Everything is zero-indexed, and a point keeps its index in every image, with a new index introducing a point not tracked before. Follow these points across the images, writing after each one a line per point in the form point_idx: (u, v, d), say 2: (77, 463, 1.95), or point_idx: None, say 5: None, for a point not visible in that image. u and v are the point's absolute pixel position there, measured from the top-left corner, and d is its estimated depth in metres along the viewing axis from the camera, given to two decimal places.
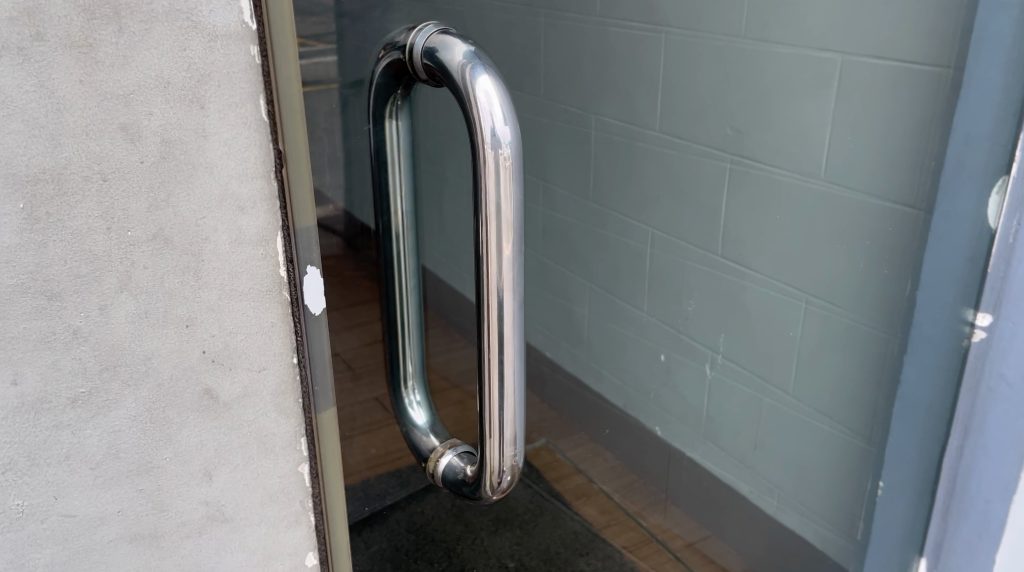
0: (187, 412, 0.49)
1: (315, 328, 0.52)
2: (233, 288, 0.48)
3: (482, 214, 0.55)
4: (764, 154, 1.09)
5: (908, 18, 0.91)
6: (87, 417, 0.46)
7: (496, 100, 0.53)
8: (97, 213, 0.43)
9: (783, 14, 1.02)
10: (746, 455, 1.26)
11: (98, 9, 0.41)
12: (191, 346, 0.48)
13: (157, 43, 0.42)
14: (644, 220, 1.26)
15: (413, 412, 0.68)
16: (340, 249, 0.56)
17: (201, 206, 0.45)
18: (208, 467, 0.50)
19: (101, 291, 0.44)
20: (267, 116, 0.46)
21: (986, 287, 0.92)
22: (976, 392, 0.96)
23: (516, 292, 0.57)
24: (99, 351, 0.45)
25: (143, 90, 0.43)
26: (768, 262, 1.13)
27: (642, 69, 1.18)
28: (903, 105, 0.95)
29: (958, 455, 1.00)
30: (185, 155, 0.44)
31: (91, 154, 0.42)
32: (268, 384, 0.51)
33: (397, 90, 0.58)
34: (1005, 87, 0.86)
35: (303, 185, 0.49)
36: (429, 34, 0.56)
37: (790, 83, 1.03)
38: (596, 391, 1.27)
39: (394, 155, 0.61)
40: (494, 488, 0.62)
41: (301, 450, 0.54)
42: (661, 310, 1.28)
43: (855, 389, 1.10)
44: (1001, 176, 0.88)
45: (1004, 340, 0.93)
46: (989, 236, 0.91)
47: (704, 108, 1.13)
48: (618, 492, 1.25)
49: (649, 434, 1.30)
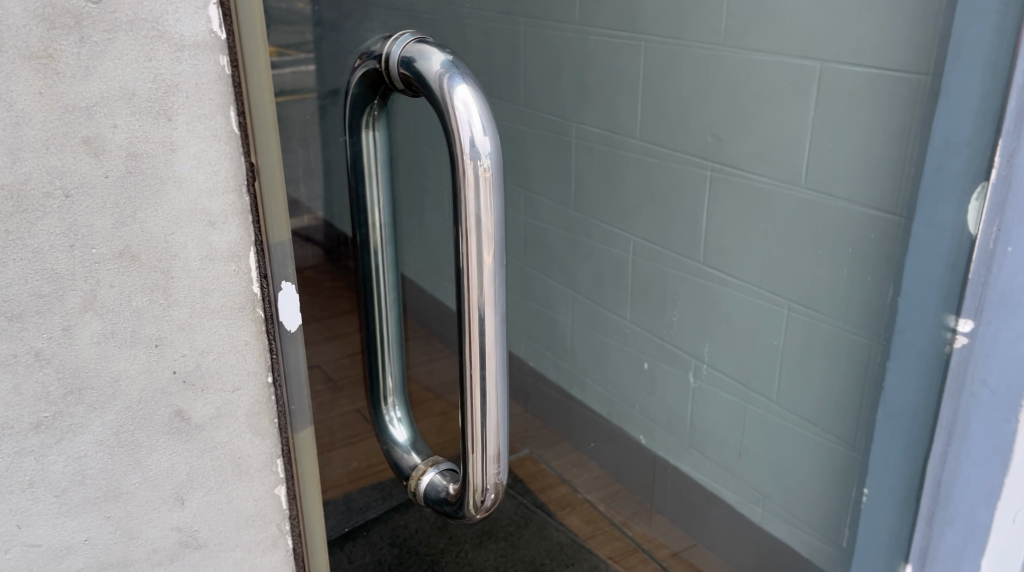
0: (156, 436, 0.47)
1: (291, 345, 0.51)
2: (205, 306, 0.46)
3: (462, 227, 0.54)
4: (749, 161, 1.05)
5: (889, 23, 0.90)
6: (51, 443, 0.44)
7: (476, 111, 0.52)
8: (60, 230, 0.42)
9: (763, 19, 0.99)
10: (730, 461, 1.20)
11: (58, 18, 0.39)
12: (160, 366, 0.46)
13: (121, 53, 0.41)
14: (626, 228, 1.18)
15: (395, 429, 0.66)
16: (317, 259, 0.55)
17: (170, 222, 0.44)
18: (180, 492, 0.49)
19: (65, 311, 0.43)
20: (238, 127, 0.45)
21: (968, 291, 0.94)
22: (959, 399, 0.99)
23: (497, 306, 0.56)
24: (63, 374, 0.44)
25: (107, 102, 0.41)
26: (752, 270, 1.10)
27: (623, 74, 1.10)
28: (881, 112, 0.94)
29: (943, 461, 1.03)
30: (153, 168, 0.43)
31: (52, 169, 0.41)
32: (242, 405, 0.49)
33: (373, 100, 0.56)
34: (983, 92, 0.87)
35: (276, 197, 0.47)
36: (405, 43, 0.54)
37: (769, 90, 1.01)
38: (580, 404, 1.15)
39: (371, 168, 0.58)
40: (477, 505, 0.61)
41: (277, 471, 0.52)
42: (645, 320, 1.21)
43: (846, 398, 1.08)
44: (981, 181, 0.90)
45: (987, 345, 0.95)
46: (970, 240, 0.92)
47: (687, 114, 1.08)
48: (603, 502, 1.14)
49: (632, 443, 1.20)
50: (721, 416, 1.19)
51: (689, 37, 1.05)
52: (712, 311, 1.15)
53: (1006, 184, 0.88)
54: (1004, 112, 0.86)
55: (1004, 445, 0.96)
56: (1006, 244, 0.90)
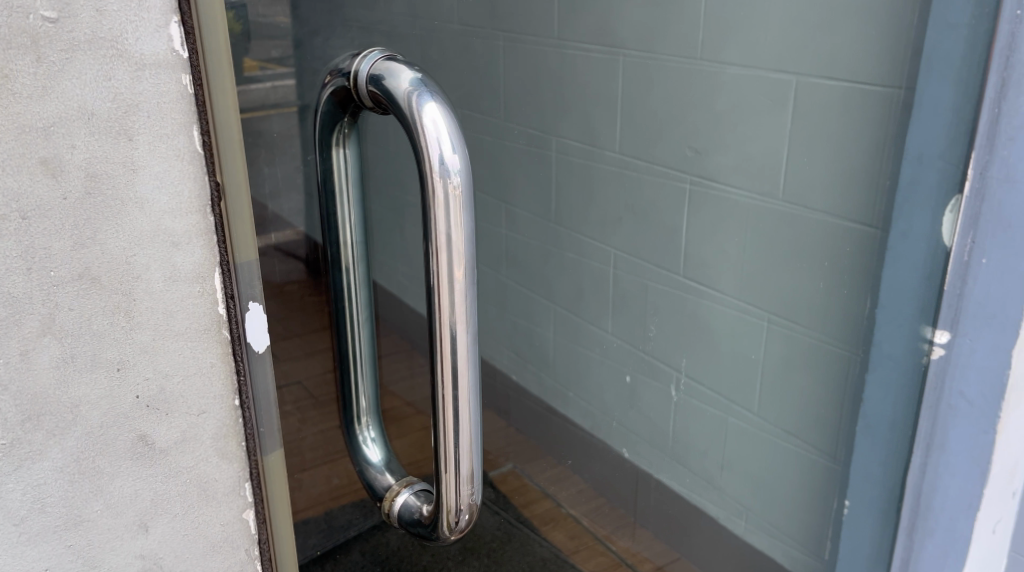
0: (119, 461, 0.47)
1: (259, 365, 0.51)
2: (168, 328, 0.46)
3: (433, 246, 0.53)
4: (728, 174, 1.00)
5: (866, 37, 0.90)
6: (9, 471, 0.44)
7: (445, 128, 0.52)
8: (17, 252, 0.41)
9: (736, 31, 0.94)
10: (712, 474, 1.15)
11: (14, 38, 0.38)
12: (123, 391, 0.45)
13: (79, 72, 0.40)
14: (606, 239, 1.01)
15: (368, 449, 0.63)
16: (302, 274, 0.55)
17: (132, 243, 0.44)
18: (144, 519, 0.48)
19: (21, 336, 0.42)
20: (203, 147, 0.45)
21: (943, 304, 1.03)
22: (938, 408, 1.06)
23: (469, 325, 0.56)
24: (21, 400, 0.43)
25: (65, 122, 0.40)
26: (733, 283, 1.05)
27: (598, 88, 0.94)
28: (850, 124, 0.94)
29: (922, 472, 1.10)
30: (113, 189, 0.42)
31: (8, 190, 0.40)
32: (208, 428, 0.49)
33: (343, 117, 0.55)
34: (956, 105, 0.94)
35: (243, 215, 0.47)
36: (374, 61, 0.53)
37: (743, 105, 0.96)
38: (563, 417, 0.97)
39: (341, 184, 0.56)
40: (451, 527, 0.60)
41: (245, 496, 0.52)
42: (625, 332, 1.06)
43: (827, 409, 1.08)
44: (954, 197, 0.98)
45: (961, 355, 1.04)
46: (944, 255, 1.00)
47: (660, 128, 0.99)
48: (588, 516, 1.03)
49: (618, 457, 1.08)
50: (702, 434, 1.13)
51: (661, 50, 0.96)
52: (696, 329, 1.08)
53: (979, 198, 0.97)
54: (977, 127, 0.94)
55: (983, 454, 1.06)
56: (980, 259, 0.99)
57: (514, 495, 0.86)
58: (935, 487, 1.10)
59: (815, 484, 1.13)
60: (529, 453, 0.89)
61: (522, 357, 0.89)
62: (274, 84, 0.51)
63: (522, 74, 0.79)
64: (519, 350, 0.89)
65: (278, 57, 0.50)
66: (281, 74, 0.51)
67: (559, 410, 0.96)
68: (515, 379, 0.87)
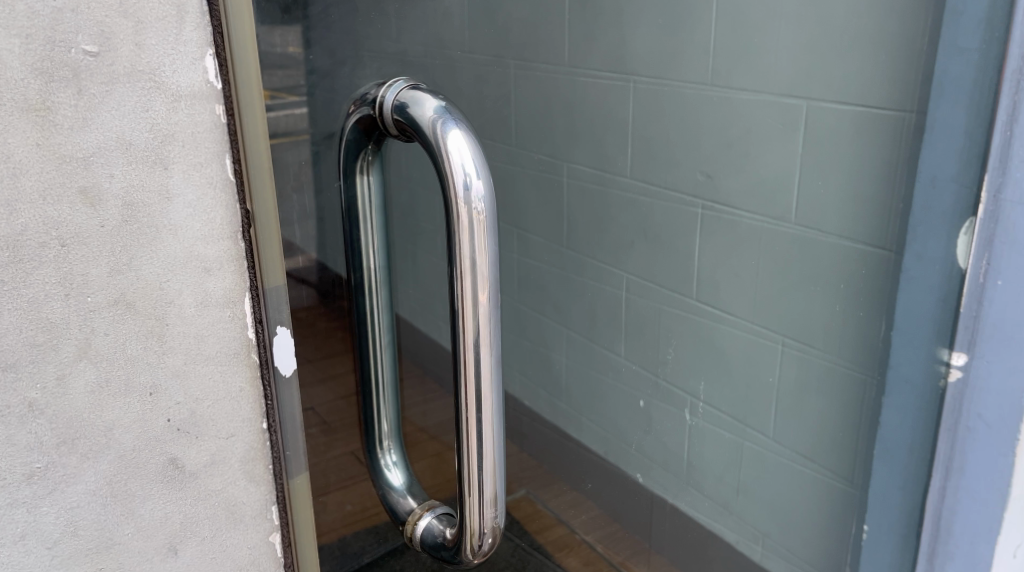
0: (150, 485, 0.48)
1: (286, 390, 0.53)
2: (199, 352, 0.48)
3: (457, 269, 0.55)
4: (739, 199, 1.01)
5: (875, 62, 0.91)
6: (44, 494, 0.45)
7: (469, 155, 0.53)
8: (55, 279, 0.43)
9: (745, 58, 0.95)
10: (729, 498, 1.14)
11: (57, 72, 0.41)
12: (155, 415, 0.47)
13: (118, 104, 0.42)
14: (618, 263, 1.00)
15: (390, 473, 0.63)
16: (312, 300, 0.55)
17: (165, 270, 0.45)
18: (173, 542, 0.50)
19: (59, 361, 0.44)
20: (234, 175, 0.47)
21: (960, 327, 1.00)
22: (956, 432, 1.04)
23: (493, 350, 0.57)
24: (57, 424, 0.45)
25: (104, 152, 0.42)
26: (746, 307, 1.06)
27: (610, 114, 0.92)
28: (856, 146, 0.95)
29: (941, 497, 1.08)
30: (148, 217, 0.44)
31: (49, 220, 0.42)
32: (237, 451, 0.51)
33: (368, 144, 0.55)
34: (969, 130, 0.92)
35: (272, 244, 0.49)
36: (399, 89, 0.54)
37: (755, 129, 0.97)
38: (579, 444, 0.94)
39: (365, 213, 0.57)
40: (474, 550, 0.60)
41: (272, 519, 0.54)
42: (642, 357, 1.06)
43: (841, 432, 1.08)
44: (969, 218, 0.96)
45: (979, 378, 1.00)
46: (959, 277, 0.98)
47: (677, 152, 0.99)
48: (601, 542, 0.99)
49: (631, 482, 1.04)
50: (715, 456, 1.12)
51: (674, 77, 0.96)
52: (711, 353, 1.09)
53: (992, 220, 0.95)
54: (989, 150, 0.92)
55: (1001, 478, 1.02)
56: (996, 279, 0.96)
57: (527, 521, 0.84)
58: (955, 517, 1.08)
59: (831, 509, 1.12)
60: (544, 480, 0.88)
61: (532, 382, 0.87)
62: (290, 113, 0.51)
63: (536, 104, 0.79)
64: (533, 376, 0.87)
65: (294, 85, 0.50)
66: (298, 101, 0.51)
67: (575, 436, 0.94)
68: (528, 405, 0.85)
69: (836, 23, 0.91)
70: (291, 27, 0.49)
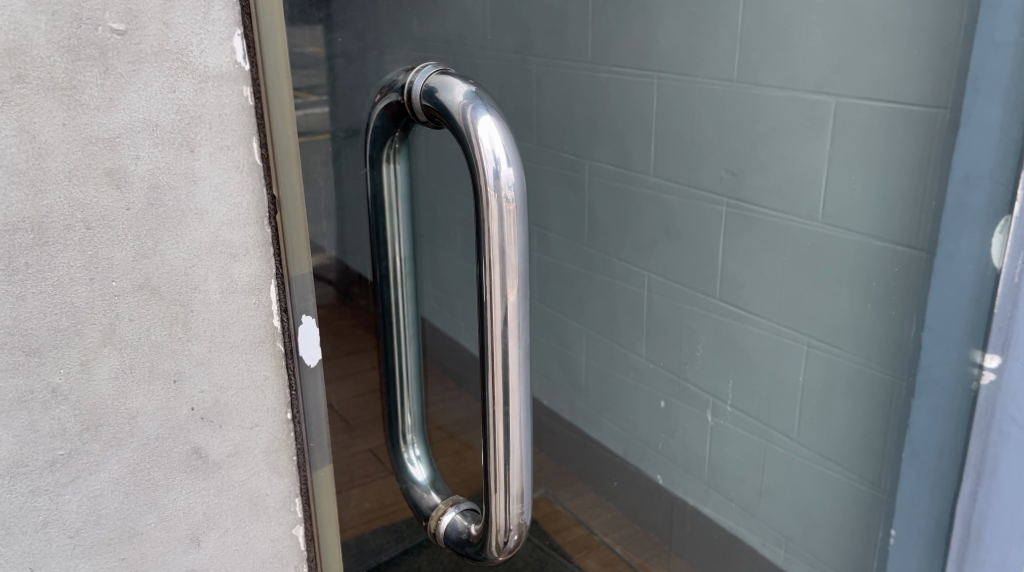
0: (173, 474, 0.48)
1: (309, 378, 0.52)
2: (224, 340, 0.48)
3: (486, 259, 0.54)
4: (765, 196, 0.99)
5: (906, 56, 0.89)
6: (66, 481, 0.45)
7: (498, 140, 0.52)
8: (81, 262, 0.43)
9: (776, 52, 0.94)
10: (751, 501, 1.14)
11: (84, 49, 0.41)
12: (179, 403, 0.47)
13: (144, 84, 0.42)
14: (642, 263, 1.00)
15: (413, 468, 0.61)
16: (334, 298, 0.53)
17: (190, 255, 0.45)
18: (196, 533, 0.50)
19: (83, 346, 0.44)
20: (261, 159, 0.47)
21: (993, 327, 0.95)
22: (987, 436, 0.99)
23: (521, 341, 0.56)
24: (79, 410, 0.45)
25: (131, 132, 0.42)
26: (773, 306, 1.04)
27: (638, 110, 0.93)
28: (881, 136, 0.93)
29: (972, 502, 1.03)
30: (175, 200, 0.44)
31: (74, 201, 0.42)
32: (260, 441, 0.51)
33: (395, 132, 0.54)
34: (1004, 125, 0.88)
35: (298, 230, 0.49)
36: (428, 74, 0.53)
37: (782, 127, 0.96)
38: (597, 442, 0.88)
39: (392, 203, 0.55)
40: (500, 547, 0.59)
41: (295, 512, 0.54)
42: (664, 358, 1.05)
43: (870, 432, 1.05)
44: (1004, 214, 0.91)
45: (1014, 381, 0.96)
46: (994, 277, 0.94)
47: (705, 145, 0.98)
48: (619, 544, 0.93)
49: (652, 482, 1.00)
50: (736, 455, 1.11)
51: (700, 74, 0.96)
52: (732, 351, 1.08)
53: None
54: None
55: None
56: None
57: (546, 521, 0.79)
58: (985, 523, 1.04)
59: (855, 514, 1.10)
60: (561, 479, 0.82)
61: (552, 381, 0.82)
62: (306, 111, 0.49)
63: (558, 100, 0.73)
64: (553, 376, 0.82)
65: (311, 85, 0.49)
66: (315, 100, 0.49)
67: (594, 437, 0.88)
68: (547, 403, 0.81)
69: (868, 15, 0.89)
70: (316, 27, 0.48)
